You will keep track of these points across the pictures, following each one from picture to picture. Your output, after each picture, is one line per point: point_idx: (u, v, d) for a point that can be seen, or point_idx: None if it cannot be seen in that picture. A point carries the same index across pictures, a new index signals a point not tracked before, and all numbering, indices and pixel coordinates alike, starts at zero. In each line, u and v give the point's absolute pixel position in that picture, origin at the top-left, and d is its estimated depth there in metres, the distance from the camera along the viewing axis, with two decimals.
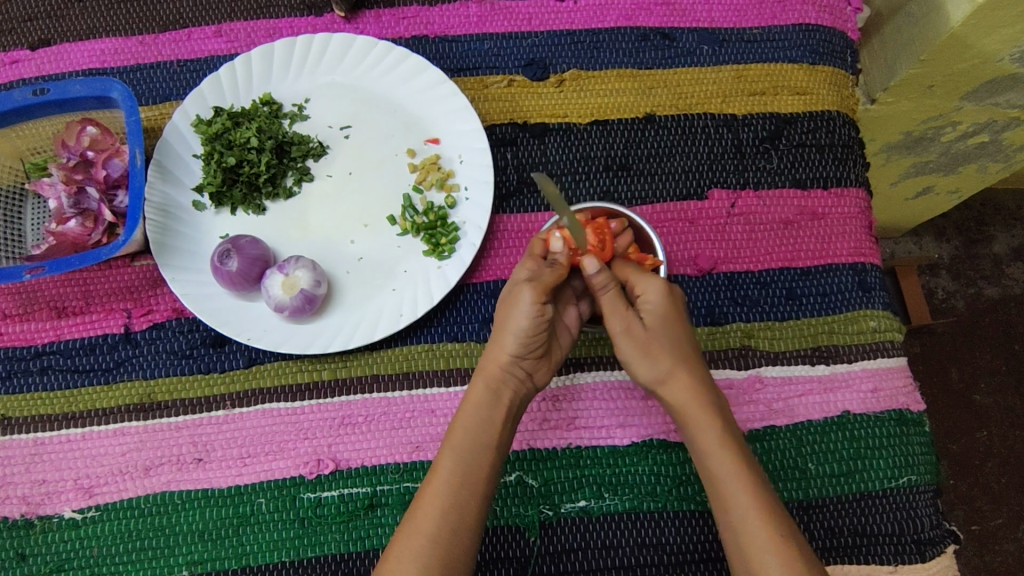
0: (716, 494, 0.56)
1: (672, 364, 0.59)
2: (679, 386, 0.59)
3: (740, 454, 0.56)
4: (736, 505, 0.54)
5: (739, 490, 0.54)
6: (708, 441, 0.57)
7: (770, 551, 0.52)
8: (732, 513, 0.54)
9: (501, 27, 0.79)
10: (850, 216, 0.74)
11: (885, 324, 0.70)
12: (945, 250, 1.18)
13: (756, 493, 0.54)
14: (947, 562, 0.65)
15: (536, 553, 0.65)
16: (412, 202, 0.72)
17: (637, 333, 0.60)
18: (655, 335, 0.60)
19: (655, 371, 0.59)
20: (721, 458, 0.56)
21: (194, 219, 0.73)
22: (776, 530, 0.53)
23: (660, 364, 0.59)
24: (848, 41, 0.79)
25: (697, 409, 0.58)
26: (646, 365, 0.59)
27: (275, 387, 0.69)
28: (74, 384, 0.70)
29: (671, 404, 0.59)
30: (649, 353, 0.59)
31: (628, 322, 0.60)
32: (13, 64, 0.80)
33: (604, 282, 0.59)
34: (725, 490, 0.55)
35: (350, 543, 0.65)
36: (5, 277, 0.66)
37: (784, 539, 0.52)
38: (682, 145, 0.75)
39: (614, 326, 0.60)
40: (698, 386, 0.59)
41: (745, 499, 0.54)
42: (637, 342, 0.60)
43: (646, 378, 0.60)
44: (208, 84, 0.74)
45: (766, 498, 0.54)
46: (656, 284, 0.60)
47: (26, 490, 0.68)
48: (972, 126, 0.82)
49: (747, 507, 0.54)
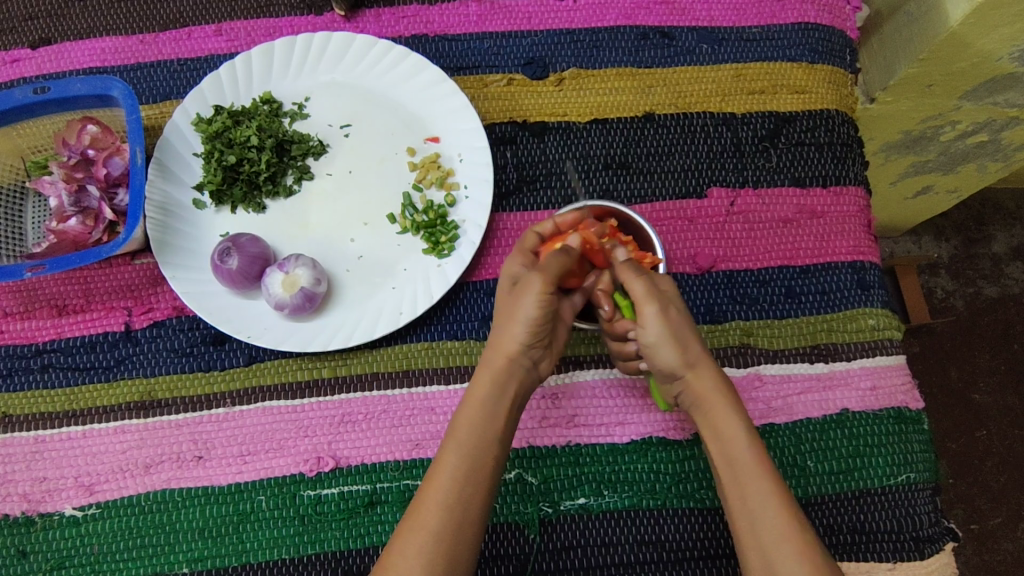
0: (735, 483, 0.55)
1: (701, 353, 0.58)
2: (707, 373, 0.58)
3: (757, 442, 0.56)
4: (755, 493, 0.54)
5: (758, 479, 0.54)
6: (729, 428, 0.56)
7: (788, 540, 0.52)
8: (751, 502, 0.54)
9: (501, 26, 0.79)
10: (849, 215, 0.74)
11: (884, 323, 0.71)
12: (944, 249, 1.19)
13: (774, 482, 0.55)
14: (946, 559, 0.65)
15: (536, 550, 0.65)
16: (412, 201, 0.72)
17: (672, 317, 0.57)
18: (686, 323, 0.58)
19: (686, 356, 0.57)
20: (742, 445, 0.56)
21: (194, 217, 0.73)
22: (792, 520, 0.53)
23: (691, 351, 0.58)
24: (847, 40, 0.79)
25: (719, 397, 0.57)
26: (678, 349, 0.57)
27: (275, 385, 0.70)
28: (75, 381, 0.71)
29: (694, 392, 0.58)
30: (683, 339, 0.57)
31: (665, 308, 0.57)
32: (14, 63, 0.80)
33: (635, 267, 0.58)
34: (745, 478, 0.55)
35: (350, 540, 0.65)
36: (6, 275, 0.67)
37: (802, 530, 0.52)
38: (681, 144, 0.76)
39: (647, 313, 0.56)
40: (720, 375, 0.58)
41: (765, 488, 0.54)
42: (672, 326, 0.57)
43: (675, 363, 0.57)
44: (208, 83, 0.74)
45: (782, 487, 0.55)
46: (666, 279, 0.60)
47: (27, 487, 0.68)
48: (971, 125, 0.82)
49: (767, 496, 0.54)
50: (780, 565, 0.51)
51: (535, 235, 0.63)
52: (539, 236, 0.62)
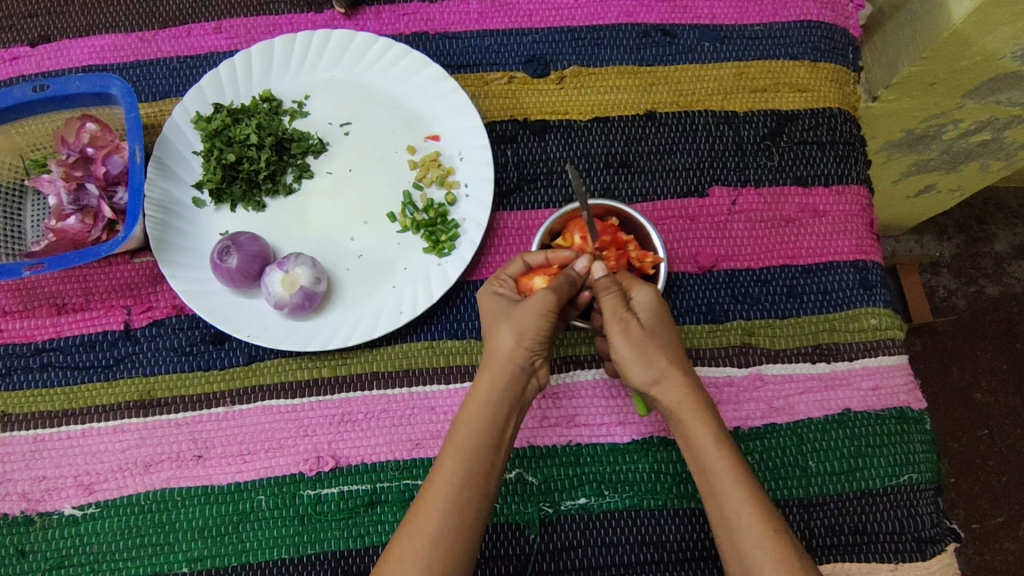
0: (710, 493, 0.55)
1: (667, 364, 0.57)
2: (674, 385, 0.56)
3: (729, 450, 0.55)
4: (730, 501, 0.53)
5: (731, 487, 0.53)
6: (699, 440, 0.55)
7: (763, 547, 0.51)
8: (725, 511, 0.53)
9: (501, 23, 0.79)
10: (851, 213, 0.74)
11: (886, 322, 0.70)
12: (947, 248, 1.18)
13: (748, 487, 0.54)
14: (947, 560, 0.65)
15: (536, 550, 0.65)
16: (412, 199, 0.72)
17: (635, 332, 0.56)
18: (653, 334, 0.57)
19: (651, 371, 0.56)
20: (713, 456, 0.54)
21: (194, 216, 0.73)
22: (771, 528, 0.52)
23: (657, 363, 0.56)
24: (850, 38, 0.79)
25: (686, 407, 0.56)
26: (644, 361, 0.56)
27: (275, 384, 0.69)
28: (74, 380, 0.70)
29: (665, 405, 0.57)
30: (646, 352, 0.56)
31: (630, 324, 0.56)
32: (13, 60, 0.80)
33: (610, 284, 0.57)
34: (718, 488, 0.54)
35: (350, 540, 0.65)
36: (5, 273, 0.66)
37: (776, 532, 0.52)
38: (682, 141, 0.75)
39: (613, 332, 0.57)
40: (689, 385, 0.57)
41: (738, 497, 0.53)
42: (637, 343, 0.56)
43: (641, 380, 0.57)
44: (208, 80, 0.74)
45: (756, 494, 0.53)
46: (649, 291, 0.59)
47: (27, 486, 0.68)
48: (974, 123, 0.82)
49: (741, 504, 0.53)
50: (757, 571, 0.51)
51: (522, 261, 0.62)
52: (522, 266, 0.62)
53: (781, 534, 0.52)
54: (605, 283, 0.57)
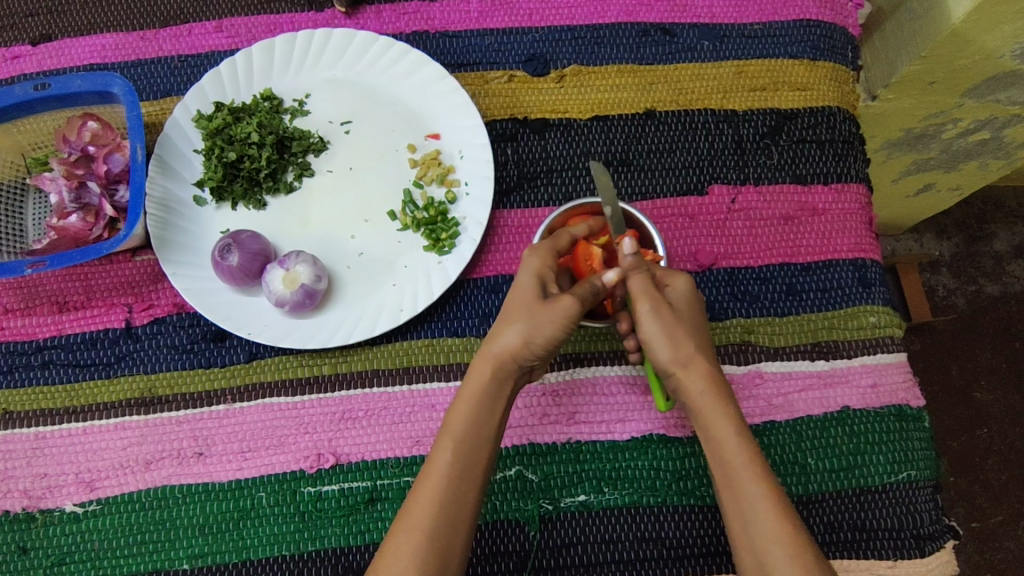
0: (728, 484, 0.55)
1: (695, 351, 0.57)
2: (698, 372, 0.57)
3: (747, 441, 0.55)
4: (747, 495, 0.53)
5: (748, 479, 0.54)
6: (720, 430, 0.55)
7: (780, 542, 0.51)
8: (742, 503, 0.53)
9: (501, 22, 0.79)
10: (850, 212, 0.74)
11: (885, 320, 0.70)
12: (945, 247, 1.19)
13: (767, 482, 0.54)
14: (946, 557, 0.65)
15: (536, 547, 0.65)
16: (412, 198, 0.72)
17: (665, 315, 0.57)
18: (682, 321, 0.57)
19: (678, 355, 0.56)
20: (733, 447, 0.55)
21: (194, 214, 0.73)
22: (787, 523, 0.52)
23: (685, 349, 0.56)
24: (849, 37, 0.79)
25: (709, 396, 0.56)
26: (671, 347, 0.56)
27: (275, 381, 0.70)
28: (75, 378, 0.71)
29: (686, 393, 0.57)
30: (675, 337, 0.56)
31: (660, 306, 0.57)
32: (14, 59, 0.80)
33: (639, 264, 0.57)
34: (737, 479, 0.54)
35: (350, 537, 0.65)
36: (6, 271, 0.66)
37: (791, 527, 0.52)
38: (682, 140, 0.75)
39: (641, 310, 0.57)
40: (714, 374, 0.57)
41: (756, 489, 0.53)
42: (666, 325, 0.56)
43: (667, 362, 0.57)
44: (208, 79, 0.74)
45: (773, 487, 0.54)
46: (683, 279, 0.59)
47: (28, 483, 0.68)
48: (973, 122, 0.82)
49: (760, 496, 0.53)
50: (770, 565, 0.51)
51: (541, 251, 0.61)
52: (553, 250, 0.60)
53: (798, 530, 0.52)
54: (636, 262, 0.57)
